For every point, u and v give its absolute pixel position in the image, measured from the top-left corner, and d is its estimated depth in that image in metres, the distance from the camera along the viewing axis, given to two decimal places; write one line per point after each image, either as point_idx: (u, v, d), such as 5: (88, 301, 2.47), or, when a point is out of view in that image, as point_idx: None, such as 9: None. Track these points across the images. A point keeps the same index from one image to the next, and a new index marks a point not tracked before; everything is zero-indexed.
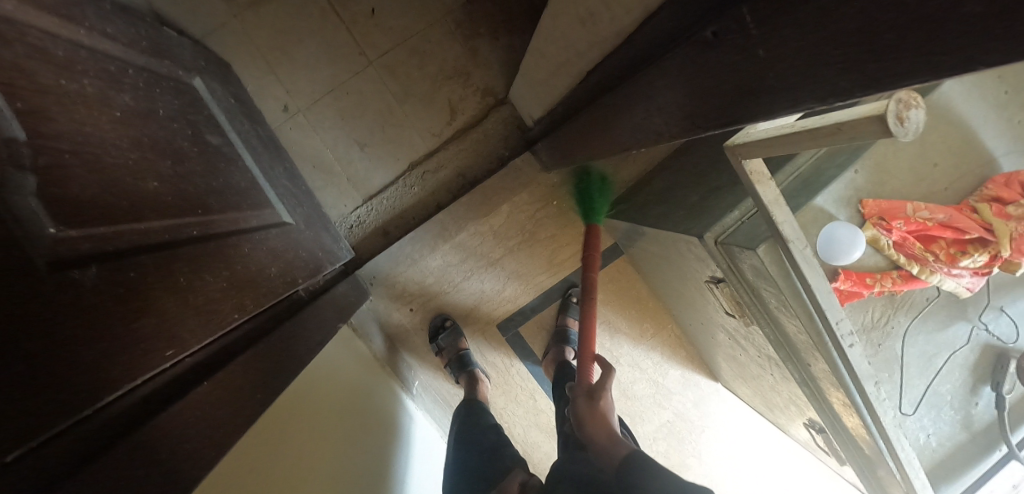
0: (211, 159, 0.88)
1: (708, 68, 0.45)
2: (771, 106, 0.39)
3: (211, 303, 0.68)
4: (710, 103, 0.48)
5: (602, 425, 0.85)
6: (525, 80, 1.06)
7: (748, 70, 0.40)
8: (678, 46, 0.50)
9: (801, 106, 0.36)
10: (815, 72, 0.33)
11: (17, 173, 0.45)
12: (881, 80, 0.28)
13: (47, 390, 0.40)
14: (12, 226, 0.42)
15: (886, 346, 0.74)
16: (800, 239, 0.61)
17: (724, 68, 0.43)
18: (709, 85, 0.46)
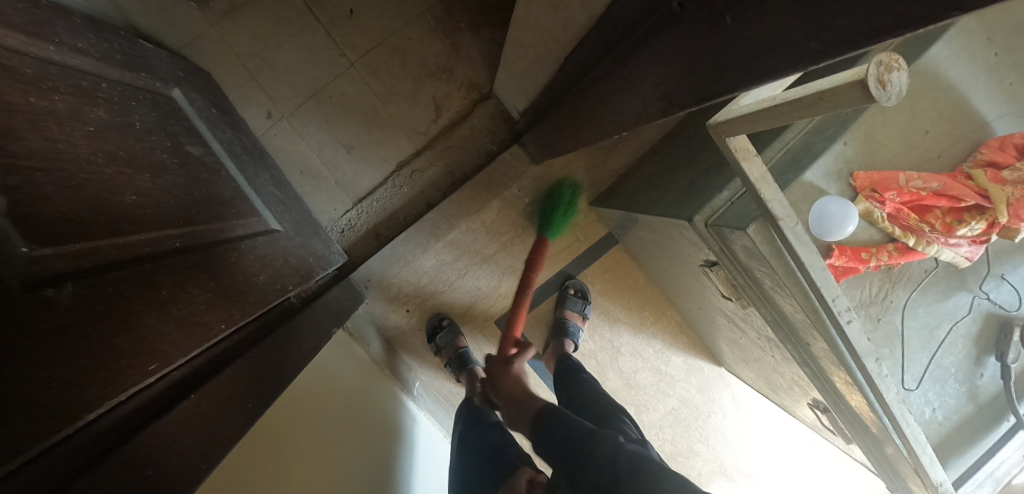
0: (193, 170, 0.88)
1: (682, 42, 0.44)
2: (748, 78, 0.38)
3: (195, 316, 0.68)
4: (685, 80, 0.47)
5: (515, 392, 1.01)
6: (507, 72, 1.04)
7: (721, 40, 0.39)
8: (651, 23, 0.49)
9: (778, 76, 0.35)
10: (789, 35, 0.32)
11: None
12: (856, 40, 0.27)
13: (22, 414, 0.40)
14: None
15: (886, 320, 0.72)
16: (790, 215, 0.60)
17: (696, 41, 0.42)
18: (683, 62, 0.45)
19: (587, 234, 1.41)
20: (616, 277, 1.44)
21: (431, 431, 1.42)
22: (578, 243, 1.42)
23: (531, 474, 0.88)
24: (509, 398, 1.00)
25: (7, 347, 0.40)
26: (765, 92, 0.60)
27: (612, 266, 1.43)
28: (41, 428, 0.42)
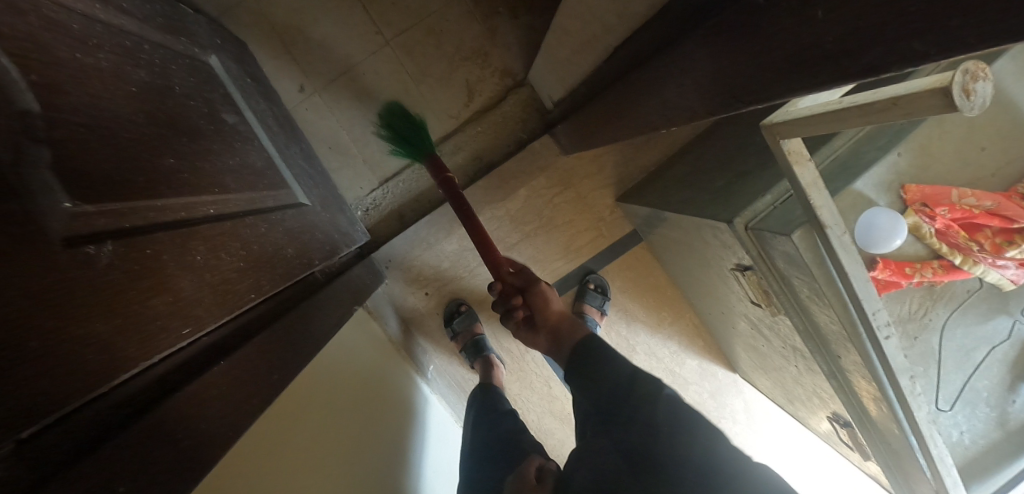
0: (227, 138, 0.88)
1: (756, 37, 0.42)
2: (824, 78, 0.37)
3: (225, 283, 0.68)
4: (754, 76, 0.45)
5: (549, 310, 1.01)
6: (545, 60, 1.02)
7: (804, 36, 0.37)
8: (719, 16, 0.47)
9: (858, 79, 0.34)
10: (890, 32, 0.30)
11: (33, 145, 0.46)
12: (964, 43, 0.25)
13: (59, 370, 0.40)
14: (22, 198, 0.42)
15: (923, 339, 0.71)
16: (838, 224, 0.58)
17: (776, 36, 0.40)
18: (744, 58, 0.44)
19: (611, 230, 1.40)
20: (636, 276, 1.43)
21: (444, 415, 1.43)
22: (601, 238, 1.40)
23: (541, 462, 0.86)
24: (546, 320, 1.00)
25: (46, 300, 0.40)
26: (825, 96, 0.58)
27: (632, 264, 1.42)
28: (77, 383, 0.42)
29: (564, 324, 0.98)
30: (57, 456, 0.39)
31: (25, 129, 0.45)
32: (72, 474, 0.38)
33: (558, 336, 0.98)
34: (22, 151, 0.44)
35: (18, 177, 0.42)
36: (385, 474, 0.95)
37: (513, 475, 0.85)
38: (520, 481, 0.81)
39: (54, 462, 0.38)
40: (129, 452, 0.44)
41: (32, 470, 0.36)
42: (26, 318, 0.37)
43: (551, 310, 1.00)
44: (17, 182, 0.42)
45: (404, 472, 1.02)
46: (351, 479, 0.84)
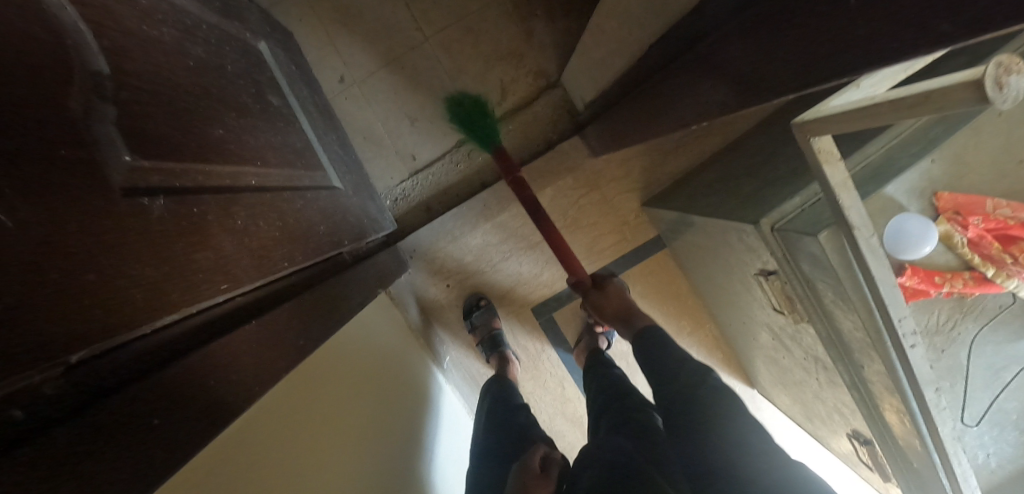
0: (271, 117, 0.93)
1: None
2: (849, 69, 0.38)
3: (263, 249, 0.71)
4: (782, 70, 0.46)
5: (615, 300, 1.19)
6: (580, 59, 1.05)
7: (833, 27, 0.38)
8: None
9: (880, 69, 0.35)
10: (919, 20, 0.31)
11: (100, 103, 0.51)
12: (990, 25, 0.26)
13: (103, 303, 0.42)
14: (87, 148, 0.47)
15: (950, 352, 0.69)
16: (867, 226, 0.58)
17: None
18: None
19: (635, 234, 1.41)
20: (657, 281, 1.43)
21: (460, 407, 1.44)
22: (623, 242, 1.41)
23: (544, 452, 0.89)
24: (617, 312, 1.18)
25: (99, 243, 0.43)
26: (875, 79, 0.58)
27: (654, 270, 1.43)
28: (125, 320, 0.44)
29: (624, 314, 1.17)
30: (101, 387, 0.41)
31: (95, 87, 0.51)
32: (117, 397, 0.40)
33: (617, 320, 1.18)
34: (91, 107, 0.49)
35: (86, 130, 0.47)
36: (398, 453, 0.96)
37: (518, 461, 0.87)
38: (525, 467, 0.83)
39: (101, 388, 0.41)
40: (163, 390, 0.45)
41: (77, 393, 0.38)
42: (71, 252, 0.39)
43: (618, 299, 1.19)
44: (85, 133, 0.47)
45: (417, 455, 1.03)
46: (366, 454, 0.85)
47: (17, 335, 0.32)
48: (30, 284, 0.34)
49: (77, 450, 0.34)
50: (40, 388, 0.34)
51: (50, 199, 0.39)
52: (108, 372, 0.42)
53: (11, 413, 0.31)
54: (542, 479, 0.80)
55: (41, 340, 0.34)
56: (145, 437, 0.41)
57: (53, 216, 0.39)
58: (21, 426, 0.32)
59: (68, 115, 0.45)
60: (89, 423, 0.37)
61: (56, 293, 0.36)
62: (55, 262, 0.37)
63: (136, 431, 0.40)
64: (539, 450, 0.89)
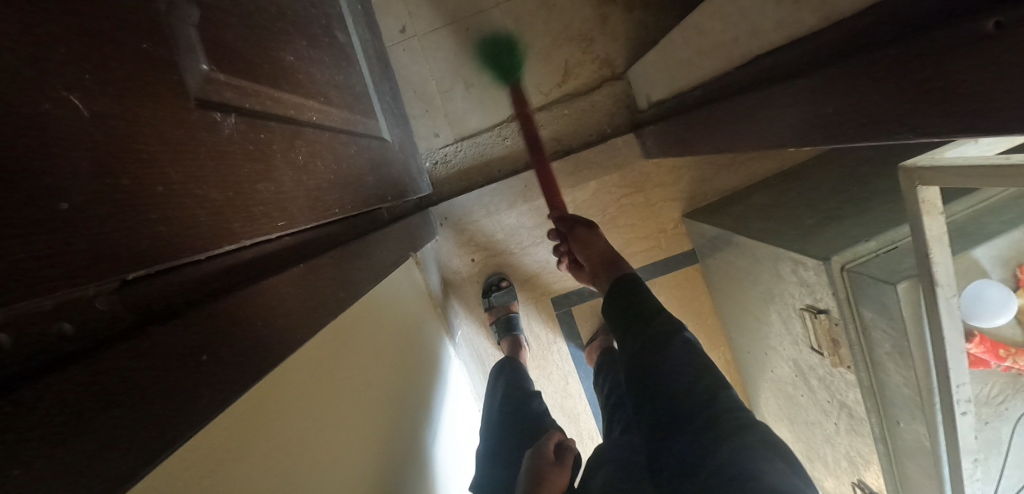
0: (337, 55, 0.89)
1: (905, 70, 0.41)
2: (967, 129, 0.36)
3: (320, 190, 0.68)
4: (893, 112, 0.44)
5: (601, 245, 1.10)
6: (661, 55, 1.01)
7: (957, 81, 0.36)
8: (874, 45, 0.46)
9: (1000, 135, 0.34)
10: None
11: (184, 2, 0.47)
12: None
13: (168, 214, 0.37)
14: (169, 50, 0.44)
15: (993, 426, 0.68)
16: (951, 285, 0.57)
17: (927, 73, 0.39)
18: (896, 88, 0.43)
19: (669, 243, 1.39)
20: (681, 294, 1.43)
21: (467, 383, 1.44)
22: (656, 250, 1.39)
23: (559, 438, 0.99)
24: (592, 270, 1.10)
25: (170, 153, 0.39)
26: (973, 152, 0.65)
27: (681, 282, 1.42)
28: (187, 241, 0.39)
29: (613, 263, 1.06)
30: (152, 309, 0.37)
31: None
32: (174, 320, 0.36)
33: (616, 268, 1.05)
34: (174, 5, 0.46)
35: (166, 30, 0.44)
36: (406, 418, 0.96)
37: (533, 447, 0.96)
38: (540, 453, 0.93)
39: (152, 310, 0.37)
40: (214, 321, 0.40)
41: (128, 313, 0.34)
42: (139, 155, 0.35)
43: (600, 249, 1.09)
44: (165, 34, 0.43)
45: (422, 424, 1.03)
46: (379, 416, 0.85)
47: (74, 236, 0.27)
48: (99, 184, 0.30)
49: (138, 371, 0.30)
50: (90, 303, 0.31)
51: (128, 98, 0.36)
52: (158, 296, 0.38)
53: (56, 325, 0.28)
54: (557, 466, 0.90)
55: (104, 245, 0.30)
56: (201, 373, 0.36)
57: (129, 116, 0.35)
58: (66, 340, 0.28)
59: (152, 9, 0.42)
60: (142, 344, 0.32)
61: (122, 197, 0.32)
62: (128, 166, 0.34)
63: (196, 361, 0.36)
64: (553, 438, 0.98)
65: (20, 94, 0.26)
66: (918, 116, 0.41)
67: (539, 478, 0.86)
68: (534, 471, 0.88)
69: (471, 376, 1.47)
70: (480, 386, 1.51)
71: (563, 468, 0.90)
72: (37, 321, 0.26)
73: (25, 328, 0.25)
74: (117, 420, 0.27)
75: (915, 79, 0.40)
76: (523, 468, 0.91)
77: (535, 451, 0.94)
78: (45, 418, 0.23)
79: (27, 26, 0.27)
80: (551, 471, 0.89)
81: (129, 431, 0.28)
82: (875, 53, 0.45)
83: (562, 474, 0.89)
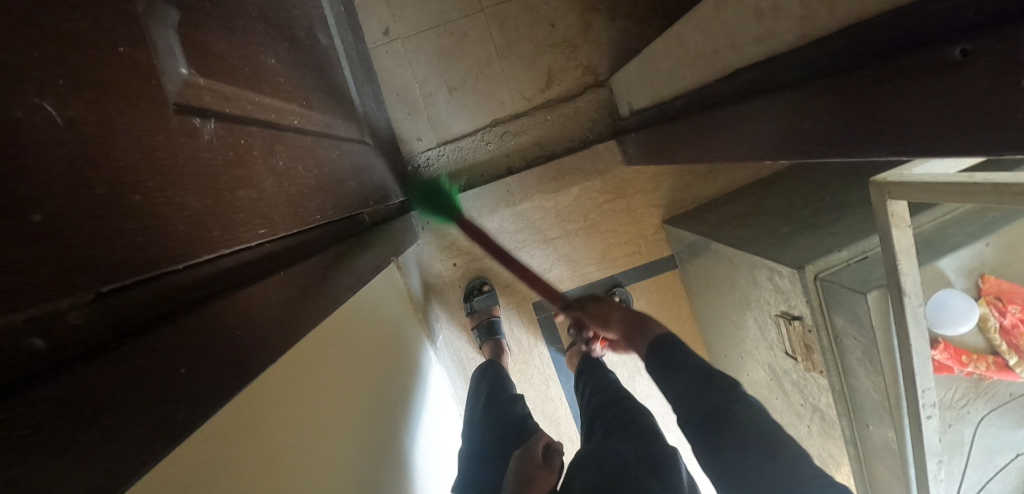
0: (319, 57, 0.87)
1: (880, 89, 0.43)
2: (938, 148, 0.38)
3: (299, 197, 0.66)
4: (867, 128, 0.45)
5: (622, 314, 1.14)
6: (645, 64, 1.03)
7: (927, 102, 0.38)
8: (850, 64, 0.48)
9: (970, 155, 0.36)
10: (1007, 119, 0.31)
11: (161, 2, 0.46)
12: None
13: (144, 224, 0.35)
14: (145, 51, 0.42)
15: (956, 428, 0.72)
16: (918, 295, 0.59)
17: (900, 93, 0.40)
18: (870, 106, 0.44)
19: (649, 250, 1.41)
20: (661, 299, 1.45)
21: (450, 389, 1.42)
22: (637, 255, 1.41)
23: (548, 441, 0.97)
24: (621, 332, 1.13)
25: (147, 160, 0.37)
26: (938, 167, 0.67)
27: (661, 287, 1.44)
28: (164, 254, 0.37)
29: (635, 330, 1.10)
30: (132, 322, 0.35)
31: None
32: (152, 337, 0.34)
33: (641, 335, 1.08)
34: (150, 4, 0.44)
35: (142, 31, 0.42)
36: (387, 427, 0.94)
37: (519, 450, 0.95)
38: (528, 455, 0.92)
39: (129, 325, 0.35)
40: (195, 335, 0.38)
41: (105, 327, 0.32)
42: (113, 164, 0.33)
43: (624, 317, 1.13)
44: (139, 34, 0.41)
45: (403, 431, 1.01)
46: (361, 426, 0.83)
47: (41, 248, 0.26)
48: (71, 196, 0.29)
49: (113, 392, 0.29)
50: (65, 317, 0.28)
51: (102, 104, 0.34)
52: (139, 308, 0.36)
53: (27, 343, 0.25)
54: (544, 470, 0.89)
55: (73, 259, 0.28)
56: (180, 391, 0.34)
57: (104, 123, 0.34)
58: (41, 359, 0.26)
59: (127, 8, 0.40)
60: (117, 363, 0.30)
61: (94, 208, 0.31)
62: (101, 175, 0.32)
63: (170, 379, 0.34)
64: (541, 439, 0.97)
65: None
66: (891, 133, 0.43)
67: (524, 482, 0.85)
68: (521, 474, 0.87)
69: (453, 382, 1.45)
70: (462, 392, 1.49)
71: (549, 472, 0.89)
72: (14, 340, 0.24)
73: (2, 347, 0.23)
74: (95, 444, 0.25)
75: (888, 98, 0.42)
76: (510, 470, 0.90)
77: (522, 455, 0.92)
78: (26, 439, 0.22)
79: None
80: (538, 475, 0.87)
81: (111, 454, 0.26)
82: (852, 73, 0.46)
83: (550, 477, 0.88)
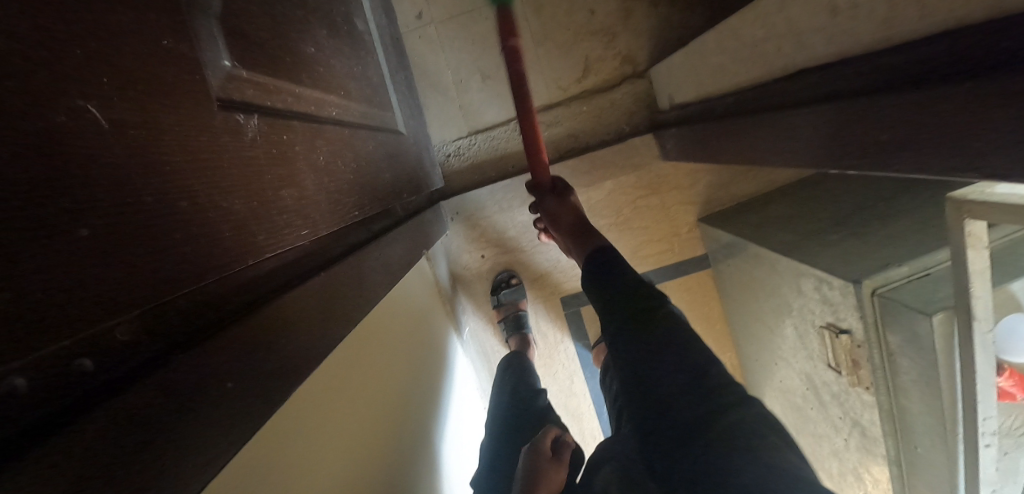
0: (356, 44, 0.86)
1: (967, 106, 0.39)
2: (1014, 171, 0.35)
3: (340, 192, 0.65)
4: (944, 146, 0.42)
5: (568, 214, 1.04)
6: (691, 56, 0.98)
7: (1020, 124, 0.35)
8: (937, 78, 0.44)
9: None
10: None
11: None
12: None
13: (189, 231, 0.34)
14: (193, 47, 0.40)
15: (1012, 455, 0.71)
16: (989, 319, 0.55)
17: (991, 111, 0.37)
18: (959, 124, 0.40)
19: (682, 248, 1.37)
20: (691, 298, 1.42)
21: (474, 380, 1.43)
22: (669, 253, 1.38)
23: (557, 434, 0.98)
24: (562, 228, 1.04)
25: (191, 164, 0.36)
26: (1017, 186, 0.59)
27: (692, 286, 1.41)
28: (208, 261, 0.36)
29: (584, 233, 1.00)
30: (182, 332, 0.34)
31: None
32: (201, 346, 0.33)
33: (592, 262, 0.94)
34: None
35: (188, 25, 0.40)
36: (415, 419, 0.94)
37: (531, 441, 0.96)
38: (538, 447, 0.93)
39: (179, 335, 0.34)
40: (241, 345, 0.37)
41: (156, 339, 0.31)
42: (159, 164, 0.32)
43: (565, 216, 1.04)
44: (187, 29, 0.40)
45: (430, 422, 1.02)
46: (390, 420, 0.84)
47: (88, 266, 0.24)
48: (120, 204, 0.27)
49: (162, 411, 0.27)
50: (112, 334, 0.26)
51: (151, 102, 0.33)
52: (190, 315, 0.35)
53: (77, 362, 0.23)
54: (553, 464, 0.89)
55: (120, 275, 0.27)
56: (222, 402, 0.33)
57: (151, 123, 0.32)
58: (88, 380, 0.24)
59: (176, 3, 0.39)
60: (170, 378, 0.29)
61: (144, 218, 0.29)
62: (149, 179, 0.30)
63: (217, 388, 0.33)
64: (551, 432, 0.97)
65: (26, 104, 0.22)
66: (974, 156, 0.39)
67: (534, 473, 0.85)
68: (531, 466, 0.87)
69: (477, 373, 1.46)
70: (485, 382, 1.50)
71: (559, 466, 0.89)
72: (59, 362, 0.22)
73: (47, 367, 0.22)
74: (141, 462, 0.24)
75: (976, 117, 0.38)
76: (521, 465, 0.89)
77: (533, 446, 0.92)
78: (67, 472, 0.20)
79: (36, 24, 0.24)
80: (548, 468, 0.87)
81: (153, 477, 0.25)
82: (940, 85, 0.42)
83: (560, 472, 0.87)
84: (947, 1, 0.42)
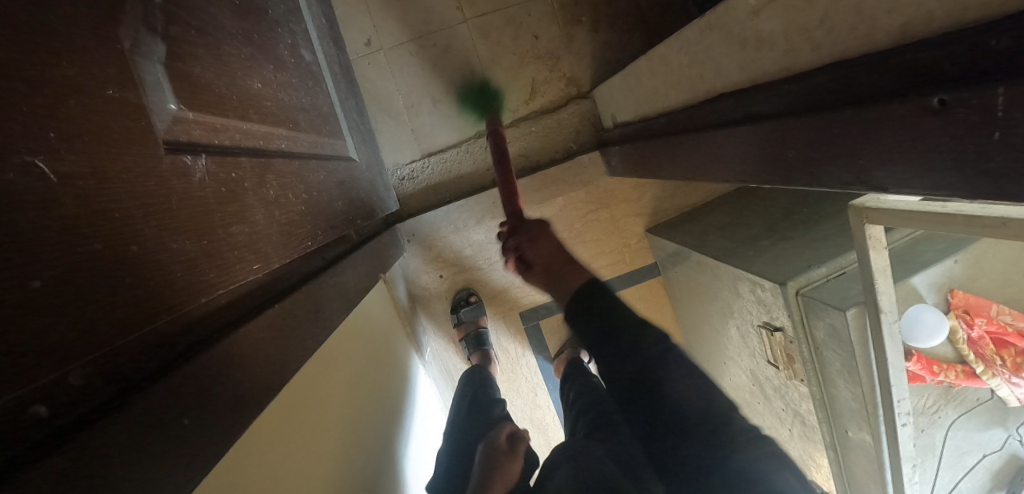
0: (304, 76, 0.87)
1: (850, 127, 0.45)
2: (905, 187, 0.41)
3: (290, 224, 0.65)
4: (839, 161, 0.49)
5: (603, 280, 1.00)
6: (628, 79, 1.05)
7: (892, 142, 0.41)
8: (821, 103, 0.50)
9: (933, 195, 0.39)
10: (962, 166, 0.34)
11: (149, 36, 0.45)
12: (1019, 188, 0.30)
13: (136, 277, 0.33)
14: (137, 91, 0.40)
15: (929, 432, 0.80)
16: (892, 311, 0.62)
17: (869, 130, 0.43)
18: (847, 143, 0.47)
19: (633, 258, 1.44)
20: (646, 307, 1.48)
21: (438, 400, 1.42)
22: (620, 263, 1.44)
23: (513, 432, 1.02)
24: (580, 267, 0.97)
25: (139, 206, 0.36)
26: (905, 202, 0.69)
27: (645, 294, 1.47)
28: (158, 305, 0.36)
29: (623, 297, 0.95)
30: (135, 376, 0.33)
31: (145, 17, 0.44)
32: (150, 392, 0.32)
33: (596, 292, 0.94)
34: (139, 40, 0.43)
35: (129, 70, 0.40)
36: (380, 445, 0.93)
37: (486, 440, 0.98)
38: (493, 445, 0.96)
39: (129, 380, 0.33)
40: (193, 389, 0.37)
41: (105, 386, 0.30)
42: (100, 214, 0.31)
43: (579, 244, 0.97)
44: (129, 74, 0.40)
45: (395, 447, 1.00)
46: (355, 448, 0.83)
47: (36, 324, 0.24)
48: (69, 255, 0.27)
49: (112, 461, 0.27)
50: (68, 380, 0.26)
51: (95, 151, 0.32)
52: (140, 362, 0.34)
53: (30, 410, 0.23)
54: (508, 456, 0.93)
55: (68, 328, 0.26)
56: (170, 446, 0.33)
57: (97, 175, 0.32)
58: (39, 429, 0.24)
59: (118, 49, 0.39)
60: (119, 431, 0.28)
61: (88, 270, 0.29)
62: (94, 229, 0.30)
63: (164, 433, 0.32)
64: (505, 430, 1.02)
65: None
66: (864, 169, 0.45)
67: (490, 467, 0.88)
68: (488, 462, 0.90)
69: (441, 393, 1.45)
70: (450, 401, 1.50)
71: (513, 458, 0.93)
72: (12, 413, 0.22)
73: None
74: None
75: (859, 136, 0.45)
76: (478, 460, 0.93)
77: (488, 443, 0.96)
78: None
79: None
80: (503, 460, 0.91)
81: None
82: (827, 110, 0.49)
83: (513, 464, 0.91)
84: (832, 37, 0.48)
